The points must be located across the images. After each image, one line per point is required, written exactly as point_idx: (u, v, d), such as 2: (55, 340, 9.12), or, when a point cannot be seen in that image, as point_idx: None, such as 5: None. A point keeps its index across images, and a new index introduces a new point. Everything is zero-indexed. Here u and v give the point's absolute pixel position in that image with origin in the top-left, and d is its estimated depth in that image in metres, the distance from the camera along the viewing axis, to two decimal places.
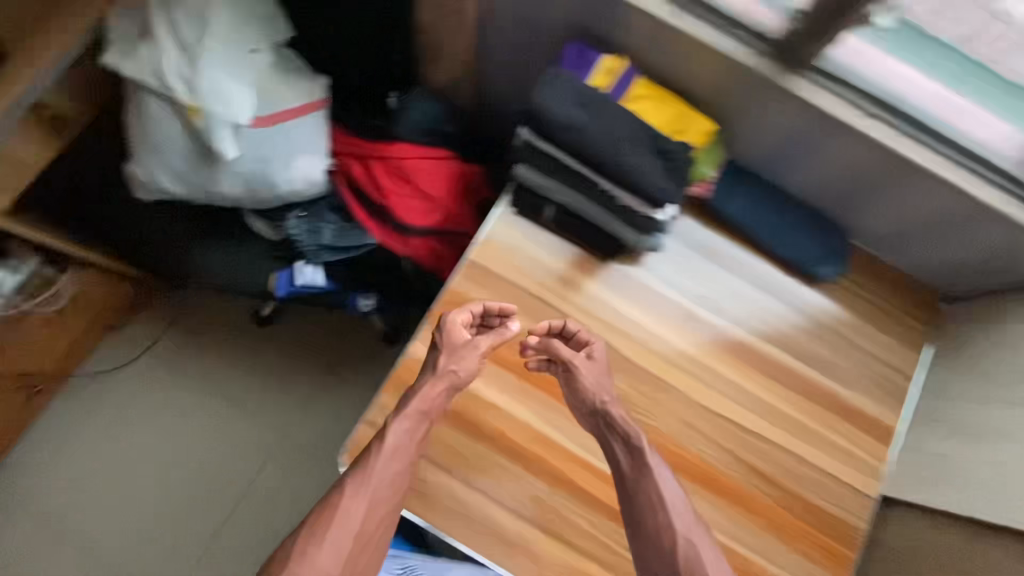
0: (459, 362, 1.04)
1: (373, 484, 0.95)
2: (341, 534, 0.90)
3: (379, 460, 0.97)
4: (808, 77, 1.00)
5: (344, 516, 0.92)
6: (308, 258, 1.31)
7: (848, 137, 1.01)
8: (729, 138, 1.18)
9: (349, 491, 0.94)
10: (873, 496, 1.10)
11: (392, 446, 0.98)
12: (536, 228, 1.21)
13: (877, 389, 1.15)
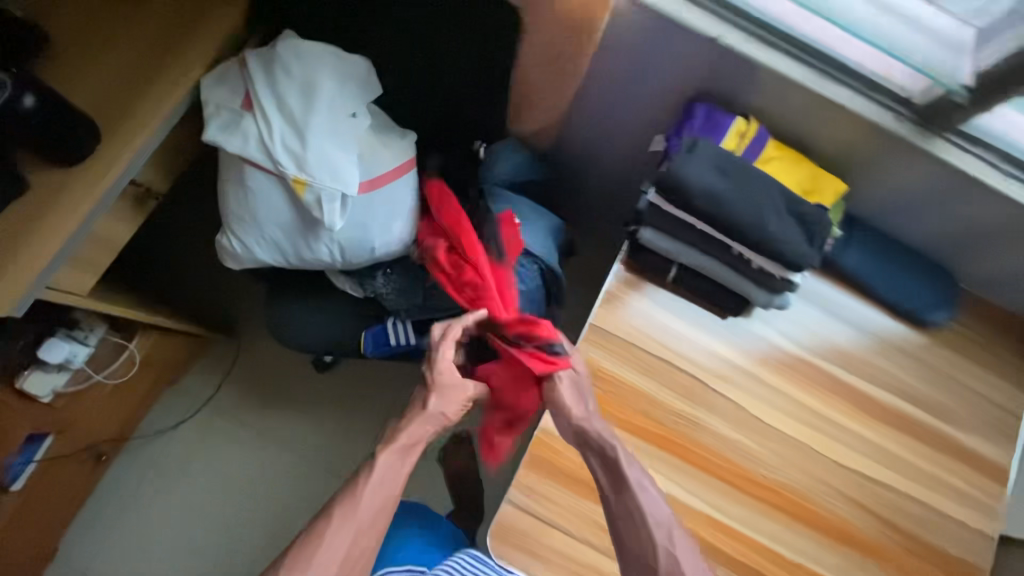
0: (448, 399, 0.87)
1: (354, 523, 0.77)
2: (337, 546, 0.75)
3: (374, 488, 0.79)
4: (947, 139, 0.84)
5: (326, 553, 0.74)
6: (399, 316, 1.17)
7: (985, 200, 0.86)
8: (858, 192, 0.98)
9: (320, 533, 0.75)
10: (994, 535, 0.97)
11: (377, 477, 0.80)
12: (659, 292, 0.99)
13: (986, 426, 1.02)
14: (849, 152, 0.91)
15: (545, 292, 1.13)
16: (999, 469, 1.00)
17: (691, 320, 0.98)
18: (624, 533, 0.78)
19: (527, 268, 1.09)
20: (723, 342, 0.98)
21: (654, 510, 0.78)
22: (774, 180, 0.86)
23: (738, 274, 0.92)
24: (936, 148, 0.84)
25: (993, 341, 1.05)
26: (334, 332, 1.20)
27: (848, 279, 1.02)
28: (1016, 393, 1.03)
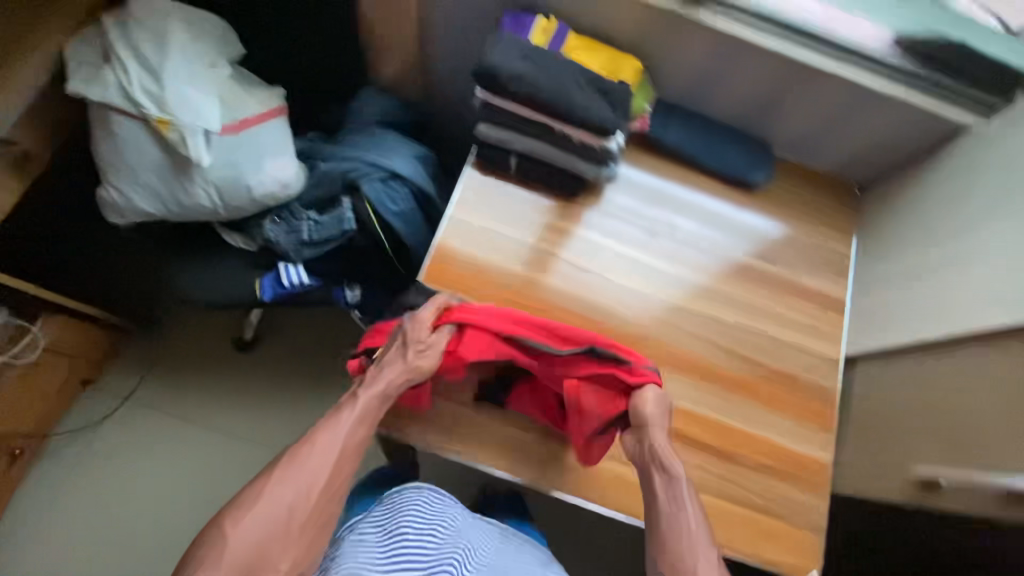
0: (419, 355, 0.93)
1: (323, 459, 0.84)
2: (277, 500, 0.79)
3: (343, 428, 0.87)
4: (708, 7, 1.00)
5: (291, 485, 0.80)
6: (289, 257, 1.23)
7: (753, 55, 1.02)
8: (664, 77, 1.13)
9: (279, 473, 0.81)
10: (839, 356, 1.08)
11: (343, 421, 0.88)
12: (507, 187, 1.10)
13: (819, 266, 1.14)
14: (641, 36, 1.05)
15: (420, 213, 1.23)
16: (835, 300, 1.12)
17: (538, 205, 1.10)
18: (674, 541, 0.80)
19: (399, 189, 1.19)
20: (572, 219, 1.10)
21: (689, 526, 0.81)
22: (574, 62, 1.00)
23: (565, 151, 1.04)
24: (700, 15, 1.00)
25: (812, 195, 1.19)
26: (230, 284, 1.26)
27: (674, 154, 1.15)
28: (839, 235, 1.16)
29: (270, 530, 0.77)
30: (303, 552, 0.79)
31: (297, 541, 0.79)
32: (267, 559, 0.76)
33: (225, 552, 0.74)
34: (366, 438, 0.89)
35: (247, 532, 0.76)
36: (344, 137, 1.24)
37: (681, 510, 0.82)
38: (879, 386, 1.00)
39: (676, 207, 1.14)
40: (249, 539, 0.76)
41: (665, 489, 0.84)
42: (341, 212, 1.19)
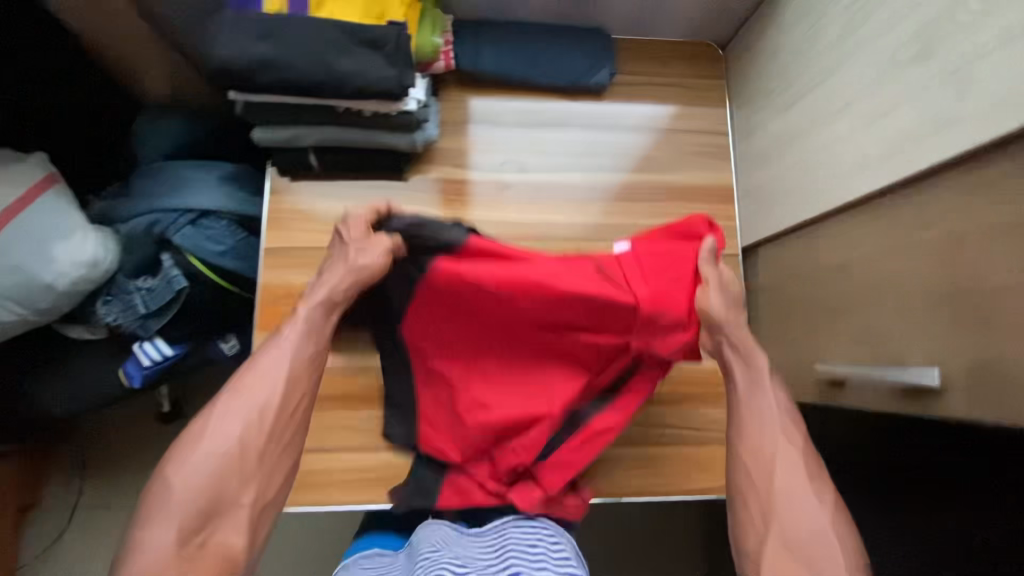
0: (328, 279, 0.72)
1: (268, 382, 0.66)
2: (209, 442, 0.61)
3: (288, 347, 0.68)
4: None
5: (214, 428, 0.62)
6: (140, 335, 1.11)
7: None
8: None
9: (214, 405, 0.64)
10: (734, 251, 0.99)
11: (298, 327, 0.70)
12: (325, 189, 0.94)
13: (695, 156, 1.02)
14: None
15: (253, 241, 1.07)
16: (720, 188, 1.01)
17: (364, 198, 0.94)
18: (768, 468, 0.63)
19: (214, 226, 1.03)
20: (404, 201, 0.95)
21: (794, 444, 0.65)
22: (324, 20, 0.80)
23: (363, 129, 0.87)
24: None
25: (670, 75, 1.04)
26: (96, 384, 1.15)
27: (499, 83, 0.98)
28: (708, 113, 1.03)
29: (221, 475, 0.60)
30: (273, 479, 0.63)
31: (259, 474, 0.62)
32: (223, 507, 0.60)
33: (168, 509, 0.58)
34: (316, 355, 0.70)
35: (187, 483, 0.59)
36: (135, 185, 1.05)
37: (783, 453, 0.64)
38: (777, 269, 0.92)
39: (542, 129, 1.00)
40: (198, 483, 0.59)
41: (770, 428, 0.66)
42: (166, 273, 1.04)
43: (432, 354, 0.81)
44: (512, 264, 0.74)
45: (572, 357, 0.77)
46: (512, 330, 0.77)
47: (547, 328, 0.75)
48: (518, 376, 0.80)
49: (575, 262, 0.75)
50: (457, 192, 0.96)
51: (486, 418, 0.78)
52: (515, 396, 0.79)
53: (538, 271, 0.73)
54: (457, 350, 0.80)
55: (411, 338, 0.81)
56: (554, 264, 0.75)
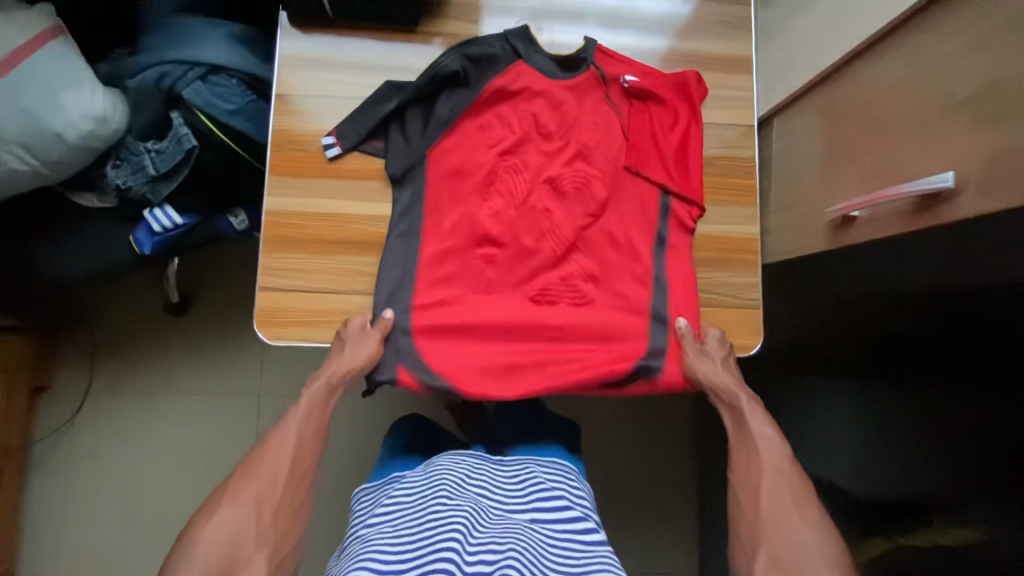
0: (400, 151, 0.88)
1: (292, 459, 0.72)
2: (242, 494, 0.68)
3: (300, 412, 0.77)
4: None
5: (253, 482, 0.69)
6: (151, 200, 1.11)
7: None
8: None
9: (249, 464, 0.71)
10: (752, 122, 0.97)
11: (315, 400, 0.78)
12: (338, 39, 0.93)
13: (717, 26, 0.99)
14: None
15: (263, 104, 1.06)
16: (740, 59, 0.98)
17: (377, 49, 0.93)
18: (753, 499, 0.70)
19: (224, 83, 1.01)
20: (425, 56, 0.94)
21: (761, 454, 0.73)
22: None
23: None
24: None
25: None
26: (110, 251, 1.17)
27: None
28: None
29: (236, 528, 0.65)
30: (287, 537, 0.67)
31: (275, 531, 0.67)
32: (243, 556, 0.63)
33: (197, 556, 0.62)
34: (322, 426, 0.77)
35: (216, 535, 0.64)
36: (144, 39, 1.03)
37: (769, 474, 0.71)
38: (794, 134, 0.90)
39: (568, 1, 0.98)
40: (225, 532, 0.64)
41: (768, 449, 0.74)
42: (176, 132, 1.04)
43: (441, 188, 0.88)
44: (517, 100, 0.90)
45: (574, 198, 0.89)
46: (515, 174, 0.89)
47: (557, 154, 0.90)
48: (526, 255, 0.88)
49: (578, 87, 0.91)
50: None
51: (497, 273, 0.87)
52: (520, 252, 0.88)
53: (537, 100, 0.90)
54: (465, 193, 0.88)
55: (430, 178, 0.89)
56: (562, 77, 0.91)
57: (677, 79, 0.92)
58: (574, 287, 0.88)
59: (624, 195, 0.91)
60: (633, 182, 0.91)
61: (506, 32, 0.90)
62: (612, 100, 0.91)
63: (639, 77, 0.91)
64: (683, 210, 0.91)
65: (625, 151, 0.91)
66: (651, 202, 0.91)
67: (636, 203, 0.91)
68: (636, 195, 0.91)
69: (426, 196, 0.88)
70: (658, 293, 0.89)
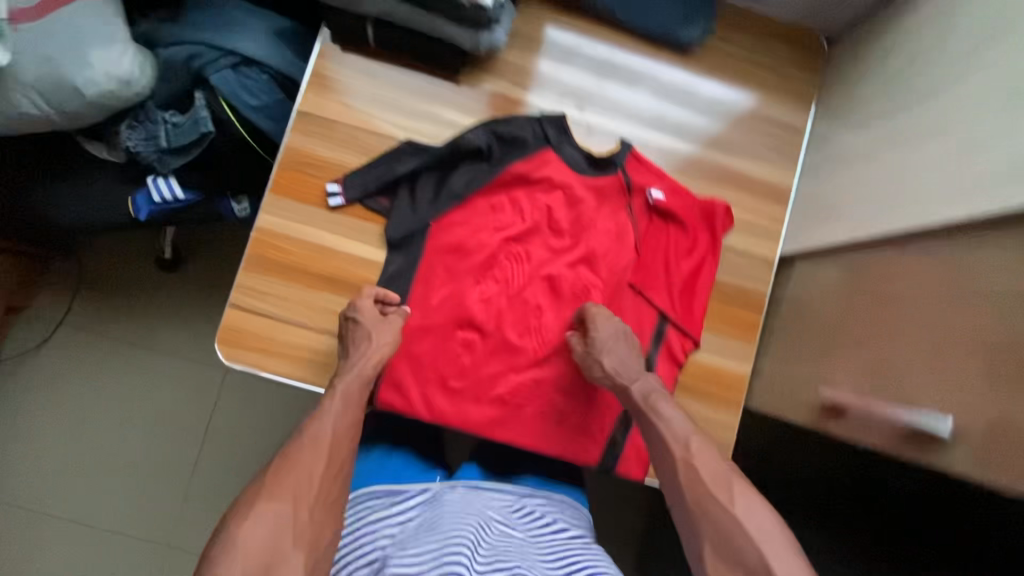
0: (404, 214, 0.86)
1: (331, 454, 0.70)
2: (279, 489, 0.65)
3: (338, 407, 0.74)
4: None
5: (288, 476, 0.66)
6: (156, 169, 1.08)
7: None
8: None
9: (287, 458, 0.68)
10: (772, 257, 0.92)
11: (350, 395, 0.76)
12: (374, 68, 0.89)
13: (764, 148, 0.94)
14: None
15: (288, 105, 1.03)
16: (778, 188, 0.93)
17: (411, 88, 0.90)
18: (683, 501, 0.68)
19: (254, 78, 0.98)
20: (456, 108, 0.90)
21: (673, 432, 0.73)
22: None
23: (428, 13, 0.81)
24: None
25: (766, 56, 0.95)
26: (106, 207, 1.14)
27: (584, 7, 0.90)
28: (791, 104, 0.95)
29: (277, 528, 0.62)
30: (325, 532, 0.65)
31: (313, 530, 0.64)
32: (284, 553, 0.61)
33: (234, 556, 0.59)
34: (356, 423, 0.75)
35: (256, 536, 0.61)
36: (186, 13, 1.00)
37: (685, 470, 0.69)
38: (810, 284, 0.86)
39: (622, 82, 0.92)
40: (265, 531, 0.61)
41: (673, 434, 0.73)
42: (195, 112, 1.01)
43: (436, 263, 0.86)
44: (536, 189, 0.89)
45: (569, 302, 0.87)
46: (516, 263, 0.88)
47: (563, 252, 0.89)
48: (504, 348, 0.86)
49: (601, 190, 0.90)
50: (508, 111, 0.91)
51: (471, 361, 0.85)
52: (500, 345, 0.86)
53: (555, 193, 0.89)
54: (459, 273, 0.86)
55: (428, 251, 0.86)
56: (588, 173, 0.90)
57: (703, 205, 0.90)
58: (546, 391, 0.85)
59: (620, 313, 0.88)
60: (633, 300, 0.88)
61: (543, 115, 0.89)
62: (633, 210, 0.90)
63: (666, 194, 0.89)
64: (677, 341, 0.88)
65: (632, 267, 0.89)
66: (646, 328, 0.88)
67: (632, 322, 0.88)
68: (633, 314, 0.88)
69: (419, 267, 0.86)
70: (623, 426, 0.86)
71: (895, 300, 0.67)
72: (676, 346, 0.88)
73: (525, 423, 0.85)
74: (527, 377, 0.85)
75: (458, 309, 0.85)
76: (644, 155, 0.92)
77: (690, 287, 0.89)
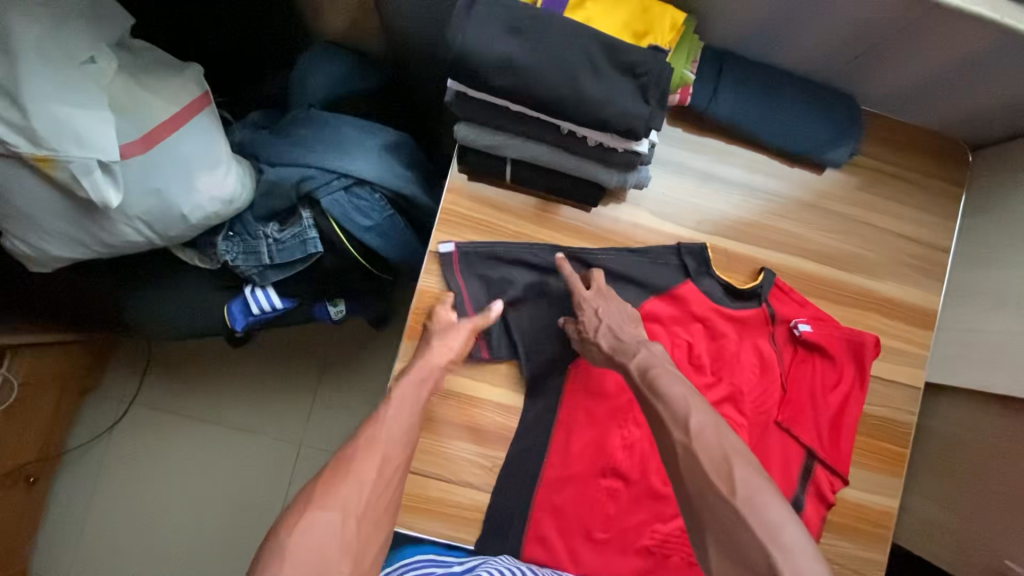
0: (541, 358, 0.83)
1: (387, 457, 0.67)
2: (337, 493, 0.62)
3: (399, 410, 0.72)
4: None
5: (347, 484, 0.63)
6: (255, 281, 1.04)
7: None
8: (702, 24, 0.80)
9: (347, 464, 0.65)
10: (919, 386, 0.89)
11: (406, 394, 0.73)
12: (506, 201, 0.84)
13: (907, 269, 0.90)
14: None
15: (399, 221, 0.97)
16: (923, 312, 0.90)
17: (544, 219, 0.85)
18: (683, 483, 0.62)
19: (367, 197, 0.93)
20: (591, 239, 0.86)
21: (672, 410, 0.66)
22: (571, 27, 0.68)
23: (576, 156, 0.76)
24: None
25: (902, 167, 0.91)
26: (196, 316, 1.08)
27: (724, 129, 0.86)
28: (933, 221, 0.91)
29: (327, 539, 0.58)
30: (372, 547, 0.62)
31: (360, 543, 0.61)
32: (332, 567, 0.57)
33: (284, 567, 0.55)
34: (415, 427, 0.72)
35: (306, 546, 0.57)
36: (293, 129, 0.95)
37: (681, 448, 0.63)
38: (973, 424, 0.82)
39: (760, 210, 0.89)
40: (313, 540, 0.58)
41: (675, 417, 0.65)
42: (302, 231, 0.96)
43: (577, 406, 0.83)
44: (676, 324, 0.85)
45: None
46: None
47: (707, 389, 0.84)
48: (649, 493, 0.83)
49: (742, 320, 0.86)
50: (641, 239, 0.87)
51: (616, 510, 0.82)
52: (644, 491, 0.83)
53: (696, 327, 0.86)
54: (600, 417, 0.83)
55: (567, 394, 0.83)
56: (727, 305, 0.86)
57: (853, 338, 0.86)
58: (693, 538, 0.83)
59: (768, 452, 0.85)
60: (780, 439, 0.85)
61: (681, 244, 0.86)
62: (776, 341, 0.86)
63: (812, 326, 0.86)
64: (825, 479, 0.85)
65: (778, 403, 0.86)
66: (794, 467, 0.85)
67: (780, 462, 0.85)
68: (781, 453, 0.85)
69: (559, 413, 0.83)
70: None
71: None
72: (828, 486, 0.85)
73: (673, 572, 0.82)
74: (673, 524, 0.83)
75: (602, 458, 0.82)
76: (785, 283, 0.89)
77: (838, 424, 0.85)
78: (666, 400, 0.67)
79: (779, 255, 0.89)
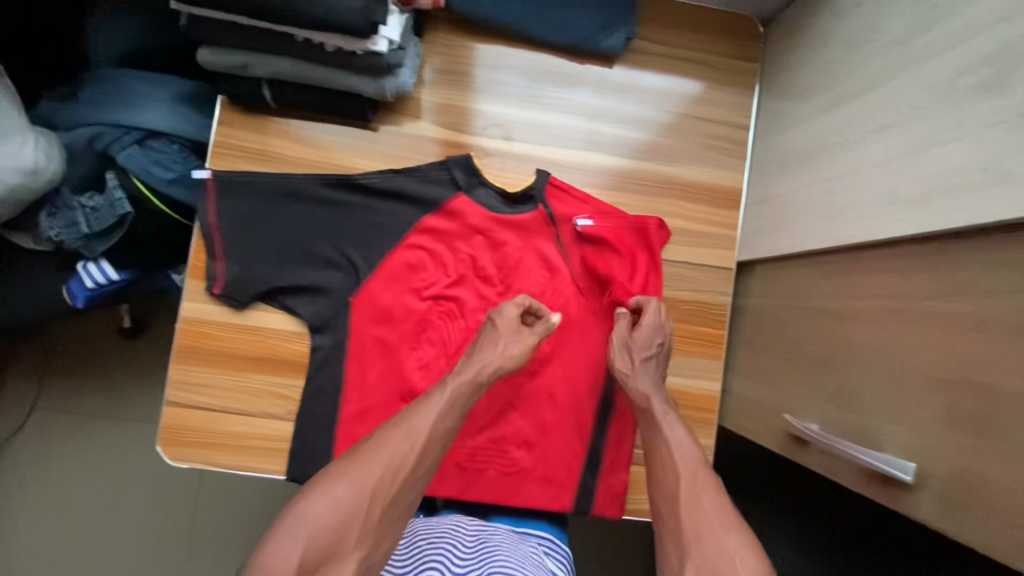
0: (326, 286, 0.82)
1: (418, 452, 0.64)
2: (379, 459, 0.62)
3: (440, 402, 0.69)
4: None
5: (380, 462, 0.62)
6: (86, 254, 1.01)
7: None
8: None
9: (386, 436, 0.65)
10: (730, 266, 0.87)
11: (452, 395, 0.70)
12: (278, 128, 0.84)
13: (709, 152, 0.89)
14: None
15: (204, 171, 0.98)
16: (728, 192, 0.88)
17: (320, 143, 0.84)
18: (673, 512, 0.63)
19: (165, 149, 0.94)
20: (375, 158, 0.85)
21: (683, 451, 0.70)
22: None
23: (322, 67, 0.76)
24: None
25: (693, 49, 0.89)
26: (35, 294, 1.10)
27: (496, 30, 0.85)
28: (730, 100, 0.90)
29: (347, 519, 0.58)
30: (385, 537, 0.60)
31: (375, 531, 0.59)
32: (341, 551, 0.56)
33: (301, 538, 0.55)
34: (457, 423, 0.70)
35: (323, 516, 0.57)
36: (81, 91, 0.94)
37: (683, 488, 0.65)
38: (771, 294, 0.81)
39: (544, 110, 0.88)
40: (331, 513, 0.57)
41: (683, 457, 0.69)
42: (109, 194, 0.95)
43: (367, 335, 0.82)
44: (455, 240, 0.85)
45: None
46: (450, 321, 0.85)
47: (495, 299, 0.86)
48: None
49: (522, 225, 0.85)
50: (422, 150, 0.86)
51: None
52: None
53: (476, 240, 0.85)
54: (392, 345, 0.83)
55: (355, 326, 0.82)
56: (506, 211, 0.85)
57: (636, 222, 0.85)
58: (503, 448, 0.84)
59: (564, 352, 0.85)
60: (580, 338, 0.85)
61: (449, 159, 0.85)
62: (562, 241, 0.86)
63: (594, 220, 0.85)
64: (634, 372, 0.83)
65: (571, 302, 0.85)
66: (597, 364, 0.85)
67: (579, 360, 0.86)
68: (580, 350, 0.86)
69: (349, 346, 0.82)
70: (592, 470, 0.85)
71: (842, 319, 0.64)
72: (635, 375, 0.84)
73: (489, 484, 0.83)
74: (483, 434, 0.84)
75: (398, 380, 0.82)
76: (563, 181, 0.87)
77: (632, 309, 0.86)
78: (672, 447, 0.71)
79: (574, 154, 0.88)
